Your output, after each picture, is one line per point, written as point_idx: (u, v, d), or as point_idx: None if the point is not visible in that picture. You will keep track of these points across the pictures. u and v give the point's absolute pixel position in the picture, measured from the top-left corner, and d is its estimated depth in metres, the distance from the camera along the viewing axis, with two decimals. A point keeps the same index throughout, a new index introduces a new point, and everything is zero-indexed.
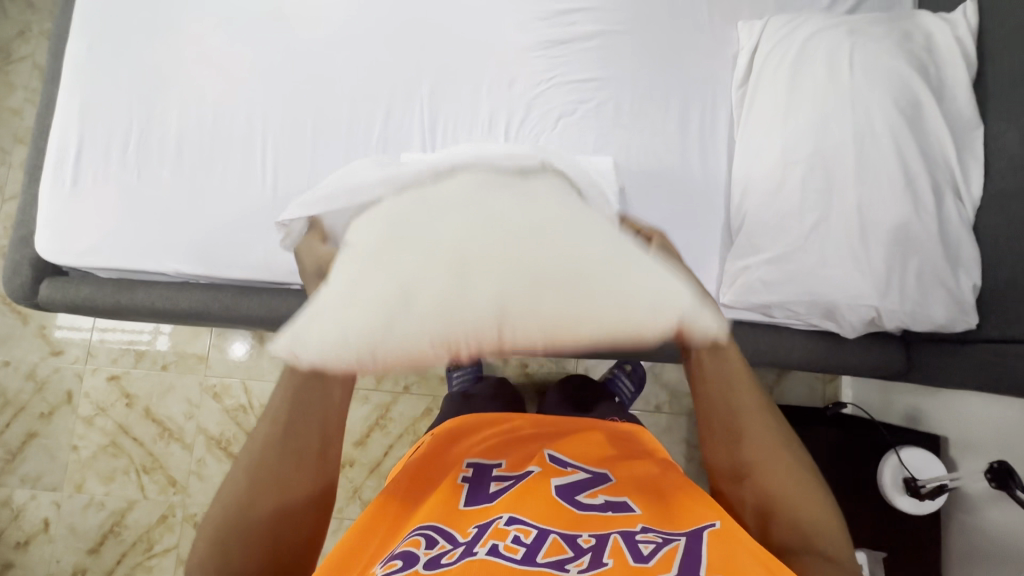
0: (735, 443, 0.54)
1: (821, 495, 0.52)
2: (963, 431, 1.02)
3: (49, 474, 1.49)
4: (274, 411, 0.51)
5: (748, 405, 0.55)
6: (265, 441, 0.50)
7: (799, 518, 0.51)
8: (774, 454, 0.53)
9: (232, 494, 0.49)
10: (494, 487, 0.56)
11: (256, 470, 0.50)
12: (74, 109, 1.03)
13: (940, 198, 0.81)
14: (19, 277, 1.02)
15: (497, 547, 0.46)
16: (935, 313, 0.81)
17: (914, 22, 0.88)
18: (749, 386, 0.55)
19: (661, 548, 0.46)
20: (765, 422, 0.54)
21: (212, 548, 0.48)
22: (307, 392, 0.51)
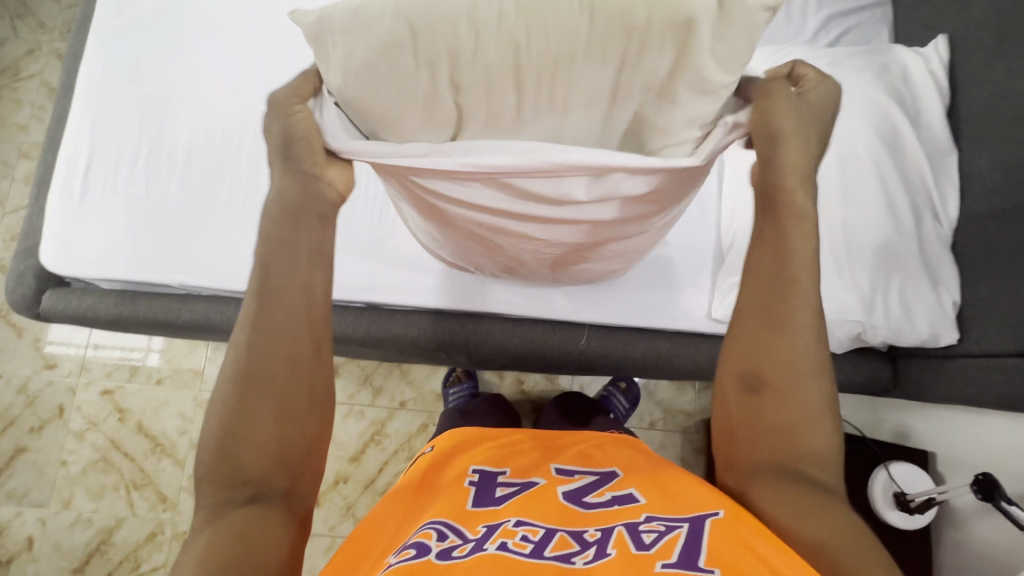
0: (761, 347, 0.55)
1: (831, 428, 0.53)
2: (950, 446, 1.04)
3: (36, 490, 1.47)
4: (255, 313, 0.53)
5: (806, 322, 0.54)
6: (252, 341, 0.52)
7: (799, 438, 0.52)
8: (801, 374, 0.53)
9: (227, 408, 0.50)
10: (500, 491, 0.59)
11: (248, 380, 0.50)
12: (85, 124, 1.06)
13: (919, 219, 0.85)
14: (22, 287, 1.03)
15: (506, 543, 0.49)
16: (919, 327, 0.84)
17: (890, 54, 0.94)
18: (813, 298, 0.55)
19: (663, 536, 0.49)
20: (806, 337, 0.54)
21: (217, 461, 0.48)
22: (286, 290, 0.54)
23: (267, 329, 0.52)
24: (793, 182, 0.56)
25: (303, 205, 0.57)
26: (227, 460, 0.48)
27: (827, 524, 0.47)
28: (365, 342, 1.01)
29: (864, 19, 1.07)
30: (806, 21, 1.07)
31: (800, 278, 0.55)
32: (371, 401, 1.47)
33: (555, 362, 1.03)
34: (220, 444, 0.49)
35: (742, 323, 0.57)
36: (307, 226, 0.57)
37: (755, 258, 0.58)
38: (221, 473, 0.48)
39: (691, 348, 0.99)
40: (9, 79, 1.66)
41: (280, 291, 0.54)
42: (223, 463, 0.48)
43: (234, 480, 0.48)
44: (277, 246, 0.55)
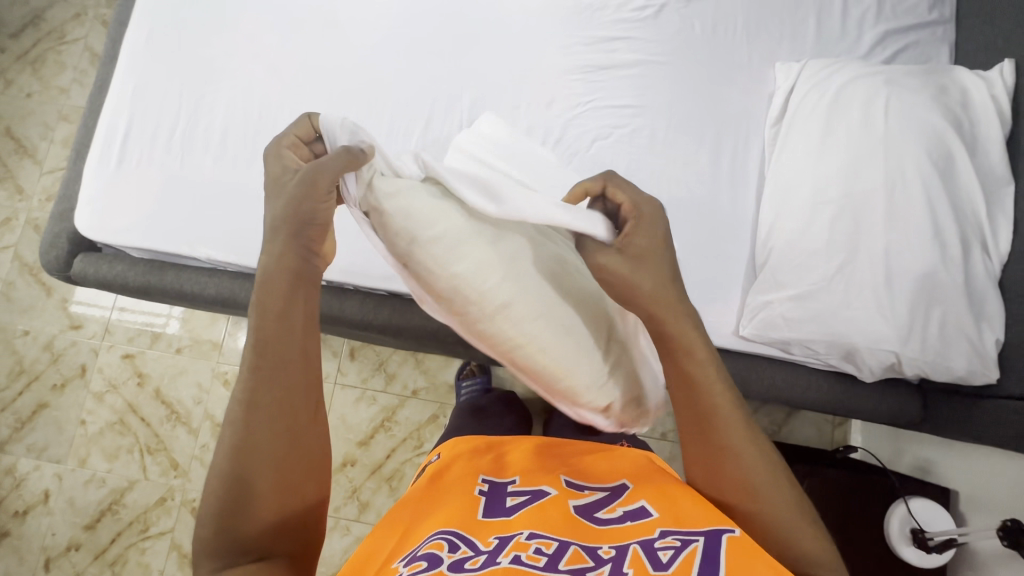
0: (716, 474, 0.54)
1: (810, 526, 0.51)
2: (975, 487, 1.01)
3: (55, 446, 1.51)
4: (249, 389, 0.48)
5: (739, 440, 0.53)
6: (247, 419, 0.48)
7: (791, 548, 0.50)
8: (762, 497, 0.52)
9: (229, 482, 0.46)
10: (510, 500, 0.58)
11: (250, 456, 0.47)
12: (127, 93, 1.07)
13: (968, 251, 0.82)
14: (55, 249, 1.05)
15: (519, 557, 0.48)
16: (956, 365, 0.81)
17: (951, 76, 0.90)
18: (738, 416, 0.53)
19: (679, 554, 0.47)
20: (745, 452, 0.53)
21: (219, 527, 0.45)
22: (283, 364, 0.49)
23: (264, 413, 0.48)
24: (679, 328, 0.53)
25: (300, 273, 0.51)
26: (231, 526, 0.45)
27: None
28: (384, 329, 1.02)
29: (923, 37, 1.03)
30: (861, 35, 1.03)
31: (716, 404, 0.53)
32: (384, 386, 1.48)
33: None
34: (221, 514, 0.46)
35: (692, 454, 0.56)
36: (305, 293, 0.51)
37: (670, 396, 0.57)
38: (227, 536, 0.45)
39: None
40: (54, 42, 1.69)
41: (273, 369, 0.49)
42: (221, 535, 0.45)
43: (236, 549, 0.45)
44: (269, 316, 0.50)
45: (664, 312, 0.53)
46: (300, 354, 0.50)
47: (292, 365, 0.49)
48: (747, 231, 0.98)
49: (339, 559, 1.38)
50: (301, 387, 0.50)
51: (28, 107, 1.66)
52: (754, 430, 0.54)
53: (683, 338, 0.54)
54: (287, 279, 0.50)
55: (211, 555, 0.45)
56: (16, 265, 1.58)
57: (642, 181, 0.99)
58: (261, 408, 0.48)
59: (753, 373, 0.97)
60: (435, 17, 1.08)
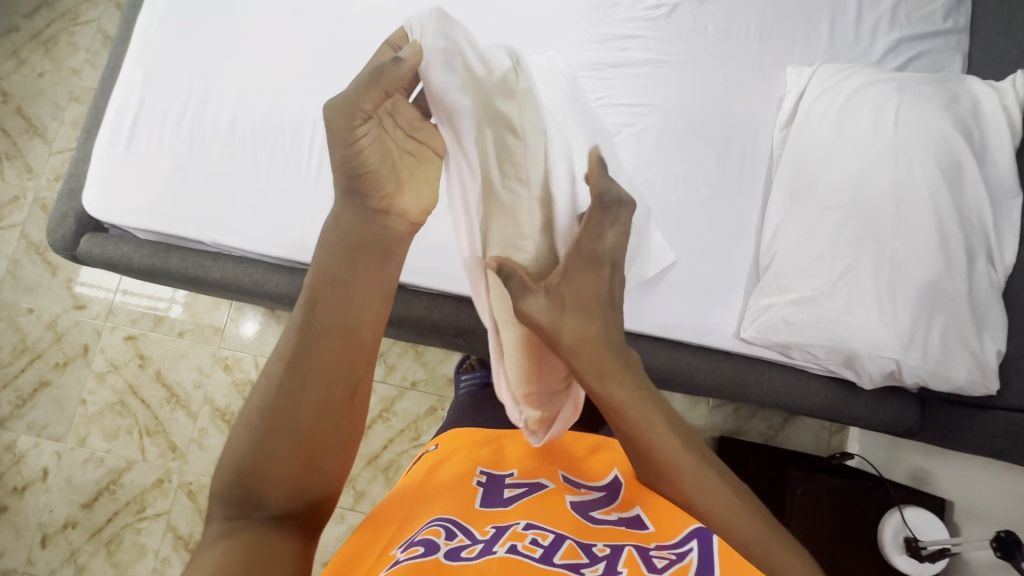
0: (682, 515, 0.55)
1: (782, 548, 0.52)
2: (970, 498, 1.01)
3: (55, 424, 1.52)
4: (295, 350, 0.49)
5: (694, 483, 0.53)
6: (285, 380, 0.48)
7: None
8: (731, 526, 0.52)
9: (253, 439, 0.47)
10: (508, 492, 0.59)
11: (279, 417, 0.47)
12: (138, 75, 1.07)
13: (972, 261, 0.81)
14: (62, 227, 1.05)
15: (516, 546, 0.49)
16: (955, 375, 0.81)
17: (962, 86, 0.90)
18: (690, 457, 0.54)
19: (674, 563, 0.48)
20: (705, 490, 0.53)
21: (241, 481, 0.46)
22: (328, 331, 0.50)
23: (301, 378, 0.48)
24: (610, 386, 0.53)
25: (362, 242, 0.53)
26: (254, 481, 0.46)
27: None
28: (386, 319, 1.02)
29: (936, 46, 1.02)
30: (875, 41, 1.02)
31: (664, 453, 0.54)
32: (383, 377, 1.48)
33: None
34: (239, 470, 0.46)
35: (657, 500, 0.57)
36: (367, 261, 0.53)
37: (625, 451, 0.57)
38: (243, 494, 0.46)
39: (714, 365, 0.98)
40: (68, 23, 1.69)
41: (319, 335, 0.50)
42: (236, 491, 0.46)
43: (246, 508, 0.46)
44: (328, 283, 0.51)
45: (592, 369, 0.53)
46: (348, 327, 0.50)
47: (337, 335, 0.50)
48: (752, 234, 0.98)
49: (333, 547, 1.39)
50: (342, 359, 0.50)
51: (39, 87, 1.66)
52: (707, 465, 0.55)
53: (615, 394, 0.53)
54: (347, 250, 0.52)
55: (223, 508, 0.46)
56: (23, 243, 1.59)
57: (649, 180, 0.99)
58: (298, 372, 0.48)
59: (752, 377, 0.97)
60: (448, 9, 1.08)
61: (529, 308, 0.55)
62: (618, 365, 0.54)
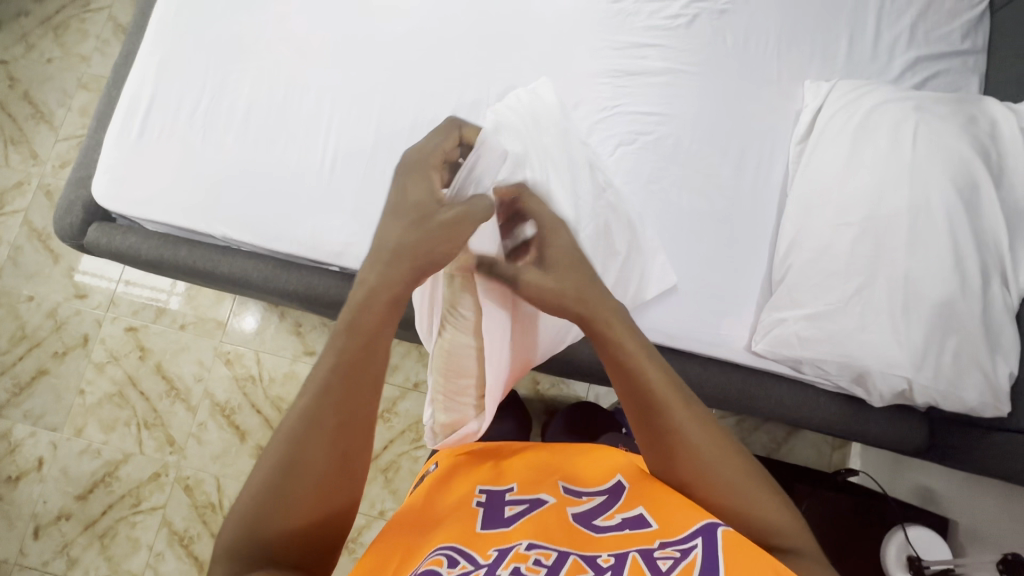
0: (671, 460, 0.55)
1: (764, 487, 0.53)
2: (974, 518, 1.01)
3: (52, 413, 1.50)
4: (316, 399, 0.48)
5: (684, 419, 0.54)
6: (305, 430, 0.47)
7: (752, 517, 0.52)
8: (713, 466, 0.53)
9: (266, 487, 0.45)
10: (509, 509, 0.58)
11: (294, 465, 0.46)
12: (153, 65, 1.06)
13: (987, 282, 0.81)
14: (70, 217, 1.04)
15: (519, 568, 0.49)
16: (966, 396, 0.81)
17: (980, 107, 0.90)
18: (678, 392, 0.56)
19: (679, 563, 0.47)
20: (695, 428, 0.54)
21: (251, 525, 0.45)
22: (350, 383, 0.48)
23: (319, 428, 0.47)
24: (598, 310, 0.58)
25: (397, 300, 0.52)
26: (263, 528, 0.44)
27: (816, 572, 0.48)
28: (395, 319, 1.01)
29: (953, 66, 1.02)
30: (892, 59, 1.02)
31: (657, 388, 0.55)
32: (386, 377, 1.47)
33: (583, 369, 1.02)
34: (251, 515, 0.45)
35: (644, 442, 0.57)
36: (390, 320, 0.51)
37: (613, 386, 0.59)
38: (250, 540, 0.44)
39: (723, 377, 0.97)
40: (79, 9, 1.68)
41: (341, 385, 0.48)
42: (245, 537, 0.44)
43: (253, 555, 0.44)
44: (352, 336, 0.50)
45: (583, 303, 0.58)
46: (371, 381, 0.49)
47: (360, 389, 0.49)
48: (765, 248, 0.98)
49: None
50: (360, 412, 0.49)
51: (47, 73, 1.65)
52: (698, 405, 0.56)
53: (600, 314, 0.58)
54: (383, 307, 0.51)
55: (229, 551, 0.44)
56: (25, 230, 1.58)
57: (664, 189, 0.99)
58: (318, 424, 0.47)
59: (761, 390, 0.97)
60: (467, 10, 1.08)
61: (528, 279, 0.61)
62: (599, 295, 0.59)
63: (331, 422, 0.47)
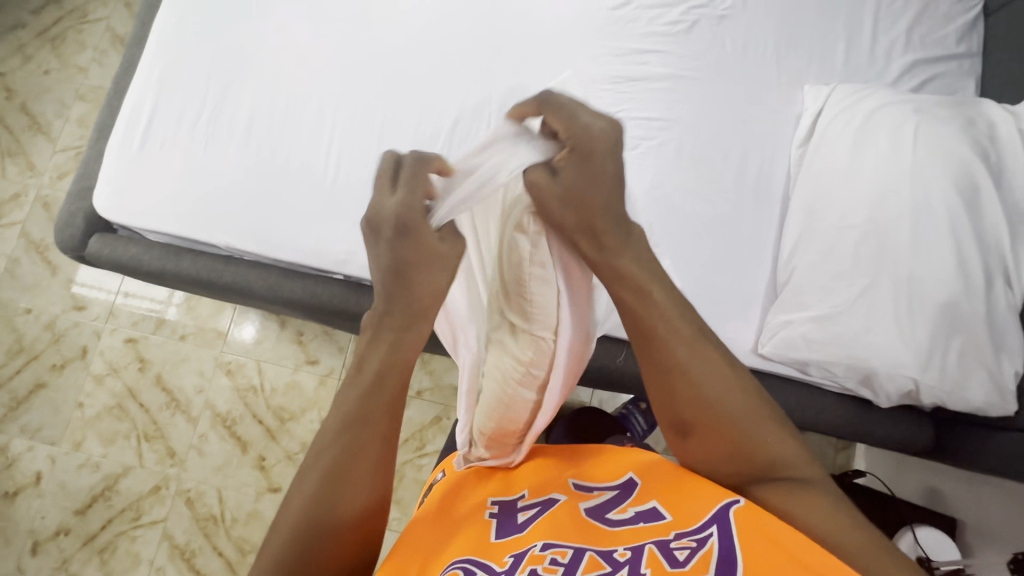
0: (674, 400, 0.53)
1: (768, 421, 0.53)
2: (981, 517, 1.01)
3: (50, 427, 1.48)
4: (355, 439, 0.49)
5: (688, 356, 0.52)
6: (343, 479, 0.48)
7: (757, 450, 0.52)
8: (717, 402, 0.52)
9: (308, 527, 0.46)
10: (521, 515, 0.57)
11: (335, 504, 0.47)
12: (154, 77, 1.06)
13: (990, 283, 0.82)
14: (71, 228, 1.04)
15: (535, 571, 0.48)
16: (972, 396, 0.81)
17: (977, 110, 0.91)
18: (686, 329, 0.53)
19: (696, 553, 0.47)
20: (700, 365, 0.52)
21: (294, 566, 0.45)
22: (387, 424, 0.51)
23: (358, 466, 0.49)
24: (613, 244, 0.51)
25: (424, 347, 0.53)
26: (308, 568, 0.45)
27: (807, 492, 0.50)
28: None
29: (950, 69, 1.04)
30: (890, 63, 1.04)
31: (661, 326, 0.52)
32: None
33: (590, 375, 1.02)
34: (292, 556, 0.46)
35: (645, 381, 0.54)
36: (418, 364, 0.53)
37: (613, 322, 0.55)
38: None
39: None
40: (77, 21, 1.68)
41: (384, 423, 0.50)
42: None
43: None
44: (385, 375, 0.51)
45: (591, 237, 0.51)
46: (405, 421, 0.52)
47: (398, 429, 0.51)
48: (769, 251, 0.99)
49: None
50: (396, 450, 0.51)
51: (45, 84, 1.65)
52: (701, 339, 0.53)
53: (619, 247, 0.51)
54: (414, 348, 0.53)
55: None
56: (23, 242, 1.57)
57: (668, 194, 1.00)
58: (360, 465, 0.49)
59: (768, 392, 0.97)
60: (469, 18, 1.08)
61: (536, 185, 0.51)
62: (620, 239, 0.51)
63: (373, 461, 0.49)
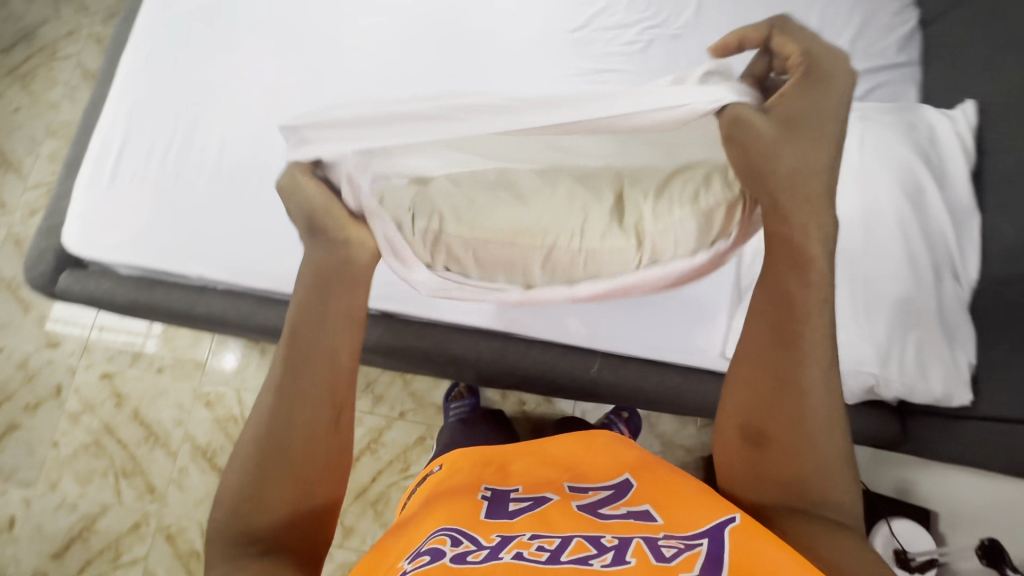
0: (768, 403, 0.57)
1: (840, 475, 0.54)
2: (952, 507, 1.04)
3: (24, 469, 1.45)
4: (280, 382, 0.60)
5: (813, 379, 0.56)
6: (285, 413, 0.58)
7: (810, 484, 0.54)
8: (814, 433, 0.55)
9: (245, 474, 0.56)
10: (514, 506, 0.62)
11: (265, 447, 0.57)
12: (123, 112, 1.07)
13: (939, 278, 0.86)
14: (41, 265, 1.03)
15: (522, 553, 0.50)
16: (933, 386, 0.84)
17: (918, 114, 0.95)
18: (821, 357, 0.57)
19: (682, 551, 0.48)
20: (814, 387, 0.56)
21: (237, 510, 0.54)
22: (311, 367, 0.62)
23: (291, 400, 0.59)
24: (808, 240, 0.58)
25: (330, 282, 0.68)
26: (248, 512, 0.54)
27: (847, 543, 0.49)
28: (376, 348, 1.02)
29: (892, 77, 1.09)
30: None
31: (797, 338, 0.57)
32: (371, 408, 1.46)
33: (565, 386, 1.04)
34: (237, 504, 0.54)
35: (749, 375, 0.59)
36: (336, 294, 0.68)
37: (754, 319, 0.61)
38: (240, 525, 0.53)
39: (702, 385, 0.99)
40: (46, 58, 1.68)
41: (303, 369, 0.61)
42: (236, 520, 0.54)
43: (246, 535, 0.53)
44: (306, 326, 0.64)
45: (793, 200, 0.58)
46: (324, 362, 0.62)
47: (319, 367, 0.62)
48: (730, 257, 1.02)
49: None
50: (322, 390, 0.61)
51: (15, 122, 1.64)
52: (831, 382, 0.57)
53: (809, 249, 0.58)
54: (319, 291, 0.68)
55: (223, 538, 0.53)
56: None
57: None
58: (285, 406, 0.59)
59: None
60: (432, 44, 1.11)
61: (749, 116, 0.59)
62: (814, 209, 0.58)
63: (292, 393, 0.59)
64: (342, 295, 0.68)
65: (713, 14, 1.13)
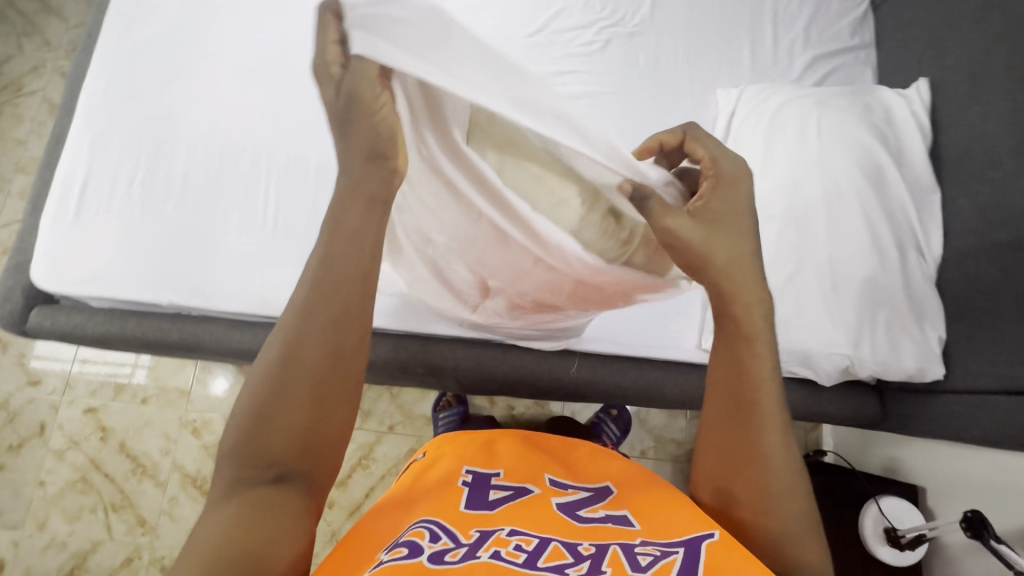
0: (731, 468, 0.53)
1: (813, 540, 0.50)
2: (938, 481, 1.05)
3: (11, 510, 1.43)
4: (304, 304, 0.49)
5: (772, 441, 0.52)
6: (301, 328, 0.49)
7: (782, 550, 0.50)
8: (776, 498, 0.51)
9: (260, 396, 0.47)
10: (494, 494, 0.61)
11: (279, 380, 0.47)
12: (84, 143, 1.06)
13: (904, 255, 0.87)
14: (9, 303, 1.02)
15: (499, 552, 0.49)
16: (905, 362, 0.86)
17: (875, 95, 0.96)
18: (779, 417, 0.53)
19: (658, 560, 0.48)
20: (774, 450, 0.52)
21: (250, 441, 0.46)
22: (345, 292, 0.50)
23: (319, 323, 0.49)
24: (745, 295, 0.54)
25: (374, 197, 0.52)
26: (259, 444, 0.46)
27: None
28: None
29: (847, 60, 1.11)
30: (792, 60, 1.10)
31: (757, 396, 0.53)
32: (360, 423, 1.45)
33: (546, 389, 1.04)
34: (247, 424, 0.46)
35: (708, 434, 0.56)
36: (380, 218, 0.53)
37: (712, 374, 0.57)
38: (250, 451, 0.46)
39: (681, 377, 1.00)
40: (11, 94, 1.67)
41: (342, 293, 0.50)
42: (246, 448, 0.46)
43: (255, 460, 0.46)
44: (344, 240, 0.51)
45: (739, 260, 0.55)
46: (362, 286, 0.51)
47: (353, 290, 0.50)
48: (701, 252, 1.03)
49: None
50: (355, 320, 0.50)
51: None
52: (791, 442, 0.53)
53: (750, 311, 0.54)
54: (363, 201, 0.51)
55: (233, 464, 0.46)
56: None
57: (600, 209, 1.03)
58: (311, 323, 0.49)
59: None
60: None
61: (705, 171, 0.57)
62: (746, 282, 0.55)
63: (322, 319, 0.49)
64: (356, 198, 0.51)
65: (667, 11, 1.14)
